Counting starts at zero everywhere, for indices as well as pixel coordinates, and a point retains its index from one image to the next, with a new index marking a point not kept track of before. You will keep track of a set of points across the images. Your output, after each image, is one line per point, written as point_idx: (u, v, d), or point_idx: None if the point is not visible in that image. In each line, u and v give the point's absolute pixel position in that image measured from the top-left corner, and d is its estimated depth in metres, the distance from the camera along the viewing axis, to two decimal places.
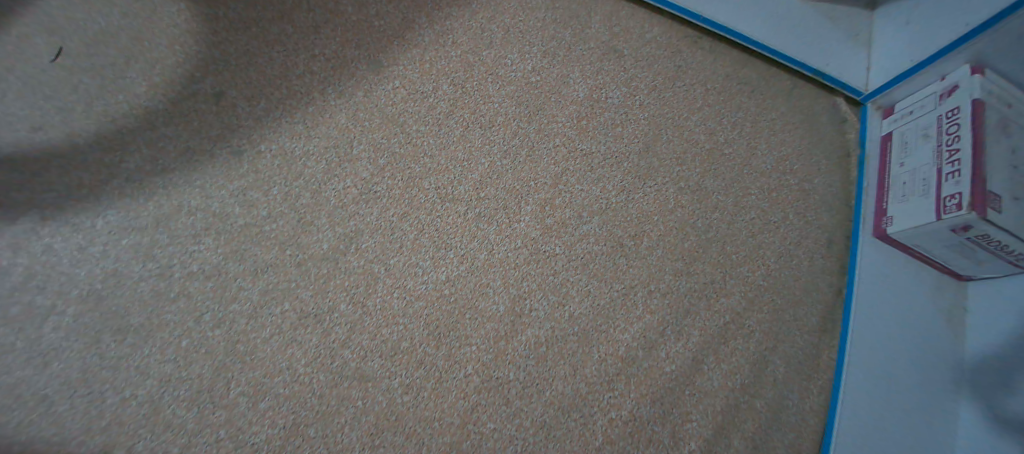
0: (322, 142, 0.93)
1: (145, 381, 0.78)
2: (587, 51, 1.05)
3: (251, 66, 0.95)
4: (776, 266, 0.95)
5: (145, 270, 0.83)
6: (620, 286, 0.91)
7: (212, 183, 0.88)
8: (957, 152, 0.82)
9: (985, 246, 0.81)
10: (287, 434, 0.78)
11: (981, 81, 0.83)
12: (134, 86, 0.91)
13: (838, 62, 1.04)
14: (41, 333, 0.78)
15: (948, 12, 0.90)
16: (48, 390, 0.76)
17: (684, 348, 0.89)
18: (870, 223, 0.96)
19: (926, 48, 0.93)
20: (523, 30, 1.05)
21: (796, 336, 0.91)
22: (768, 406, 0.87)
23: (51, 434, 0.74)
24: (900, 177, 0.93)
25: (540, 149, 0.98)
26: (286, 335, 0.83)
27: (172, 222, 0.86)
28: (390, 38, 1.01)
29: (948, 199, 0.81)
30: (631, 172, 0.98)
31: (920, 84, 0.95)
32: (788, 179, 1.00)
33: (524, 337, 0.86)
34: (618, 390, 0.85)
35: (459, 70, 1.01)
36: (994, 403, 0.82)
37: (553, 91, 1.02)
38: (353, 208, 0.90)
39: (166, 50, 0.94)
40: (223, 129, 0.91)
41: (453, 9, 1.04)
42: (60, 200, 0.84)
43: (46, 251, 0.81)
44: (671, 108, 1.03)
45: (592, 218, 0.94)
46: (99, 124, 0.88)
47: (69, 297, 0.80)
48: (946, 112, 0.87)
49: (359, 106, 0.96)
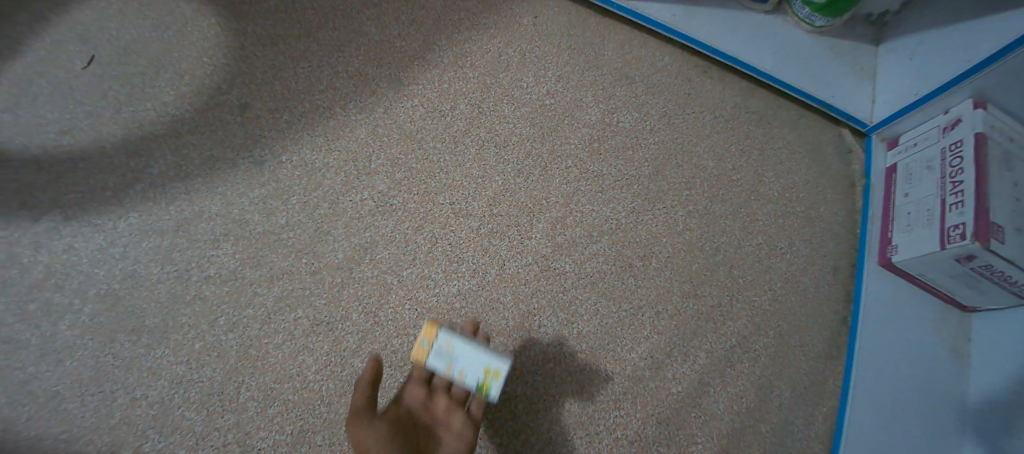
0: (342, 155, 0.95)
1: (157, 382, 0.79)
2: (600, 76, 1.08)
3: (276, 80, 0.98)
4: (782, 291, 0.96)
5: (164, 272, 0.85)
6: (629, 306, 0.92)
7: (233, 190, 0.90)
8: (961, 184, 0.85)
9: (989, 277, 0.82)
10: (295, 440, 0.78)
11: (984, 115, 0.86)
12: (161, 95, 0.94)
13: (846, 94, 1.06)
14: (56, 331, 0.80)
15: (955, 48, 0.93)
16: (59, 387, 0.77)
17: (690, 369, 0.89)
18: (875, 252, 0.97)
19: (931, 82, 0.96)
20: (539, 55, 1.08)
21: (801, 362, 0.92)
22: (772, 431, 0.87)
23: (61, 431, 0.75)
24: (905, 208, 0.94)
25: (553, 169, 1.00)
26: (297, 342, 0.83)
27: (192, 227, 0.88)
28: (411, 58, 1.04)
29: (952, 230, 0.83)
30: (640, 194, 1.00)
31: (924, 118, 0.97)
32: (794, 206, 1.02)
33: (532, 352, 0.87)
34: (624, 409, 0.86)
35: (476, 90, 1.04)
36: (996, 435, 0.82)
37: (566, 114, 1.05)
38: (369, 220, 0.92)
39: (196, 62, 0.97)
40: (246, 140, 0.94)
41: (472, 32, 1.07)
42: (85, 202, 0.86)
43: (66, 251, 0.84)
44: (681, 134, 1.05)
45: (601, 238, 0.96)
46: (127, 129, 0.91)
47: (86, 295, 0.82)
48: (950, 145, 0.89)
49: (379, 122, 0.98)
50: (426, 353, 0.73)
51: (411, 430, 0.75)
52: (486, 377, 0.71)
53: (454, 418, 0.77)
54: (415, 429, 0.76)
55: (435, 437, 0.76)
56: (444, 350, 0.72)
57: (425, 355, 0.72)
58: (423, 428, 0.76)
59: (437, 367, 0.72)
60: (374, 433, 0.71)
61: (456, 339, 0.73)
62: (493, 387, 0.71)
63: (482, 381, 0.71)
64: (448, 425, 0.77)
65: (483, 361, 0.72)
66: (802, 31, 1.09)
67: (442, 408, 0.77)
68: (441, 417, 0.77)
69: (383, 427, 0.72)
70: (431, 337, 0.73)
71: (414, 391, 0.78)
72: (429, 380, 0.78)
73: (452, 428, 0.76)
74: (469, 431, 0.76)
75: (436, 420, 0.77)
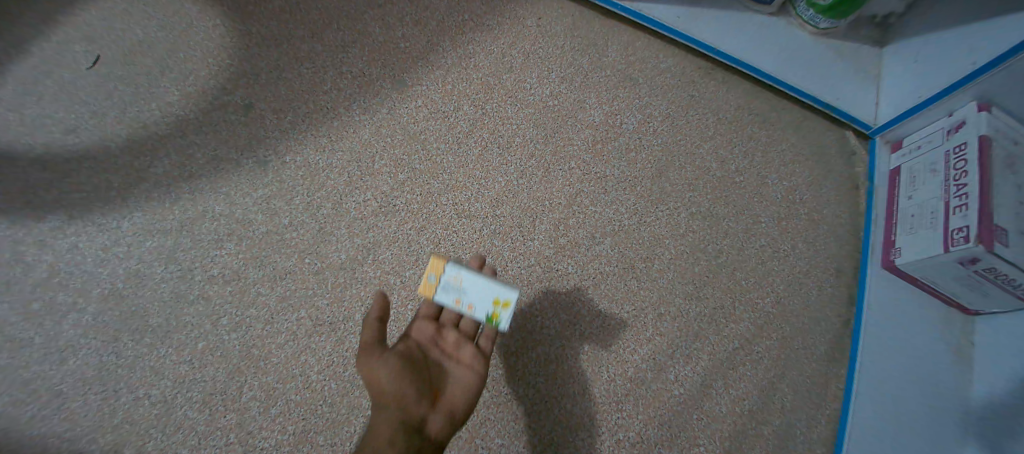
0: (345, 156, 0.95)
1: (160, 381, 0.79)
2: (603, 78, 1.08)
3: (280, 81, 0.98)
4: (785, 293, 0.96)
5: (167, 271, 0.85)
6: (631, 308, 0.92)
7: (236, 190, 0.91)
8: (965, 186, 0.85)
9: (993, 280, 0.82)
10: (297, 440, 0.78)
11: (988, 117, 0.86)
12: (166, 95, 0.94)
13: (850, 96, 1.06)
14: (60, 330, 0.80)
15: (959, 51, 0.93)
16: (63, 386, 0.77)
17: (693, 371, 0.89)
18: (878, 254, 0.97)
19: (935, 85, 0.96)
20: (543, 56, 1.08)
21: (804, 365, 0.92)
22: (775, 433, 0.87)
23: (64, 430, 0.75)
24: (908, 210, 0.94)
25: (556, 170, 1.00)
26: (300, 342, 0.84)
27: (195, 226, 0.88)
28: (415, 59, 1.04)
29: (955, 232, 0.83)
30: (644, 196, 1.00)
31: (928, 120, 0.97)
32: (797, 208, 1.02)
33: (535, 353, 0.87)
34: (626, 411, 0.86)
35: (479, 92, 1.04)
36: (999, 439, 0.82)
37: (569, 115, 1.05)
38: (372, 220, 0.92)
39: (200, 62, 0.97)
40: (250, 140, 0.94)
41: (475, 34, 1.08)
42: (89, 201, 0.86)
43: (70, 250, 0.84)
44: (685, 136, 1.05)
45: (604, 239, 0.96)
46: (131, 129, 0.91)
47: (90, 295, 0.82)
48: (953, 148, 0.89)
49: (383, 123, 0.99)
50: (434, 288, 0.73)
51: (421, 362, 0.75)
52: (496, 308, 0.73)
53: (463, 351, 0.78)
54: (424, 361, 0.75)
55: (445, 370, 0.76)
56: (452, 284, 0.73)
57: (433, 289, 0.73)
58: (433, 361, 0.76)
59: (445, 301, 0.73)
60: (384, 359, 0.71)
61: (464, 272, 0.74)
62: (504, 317, 0.73)
63: (492, 313, 0.73)
64: (458, 358, 0.77)
65: (493, 293, 0.73)
66: (806, 33, 1.08)
67: (452, 343, 0.79)
68: (451, 351, 0.78)
69: (392, 355, 0.72)
70: (438, 272, 0.73)
71: (423, 327, 0.80)
72: (437, 317, 0.81)
73: (463, 361, 0.77)
74: (479, 363, 0.77)
75: (445, 354, 0.77)
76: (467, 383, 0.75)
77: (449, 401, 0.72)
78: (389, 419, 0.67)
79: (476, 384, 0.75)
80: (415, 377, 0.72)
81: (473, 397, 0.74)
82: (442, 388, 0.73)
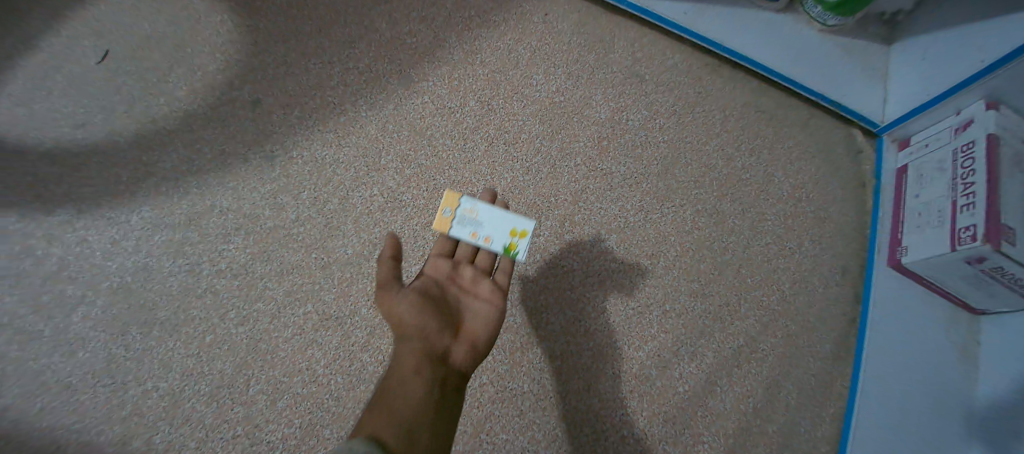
0: (352, 152, 0.96)
1: (168, 374, 0.80)
2: (610, 74, 1.08)
3: (288, 76, 0.99)
4: (791, 292, 0.96)
5: (176, 265, 0.86)
6: (636, 305, 0.92)
7: (244, 185, 0.91)
8: (973, 184, 0.84)
9: (1000, 280, 0.82)
10: (304, 434, 0.79)
11: (997, 116, 0.85)
12: (174, 90, 0.95)
13: (857, 94, 1.05)
14: (69, 323, 0.81)
15: (968, 49, 0.93)
16: (72, 379, 0.78)
17: (697, 368, 0.89)
18: (885, 253, 0.97)
19: (944, 83, 0.96)
20: (549, 53, 1.08)
21: (808, 363, 0.92)
22: (778, 431, 0.88)
23: (73, 422, 0.76)
24: (916, 209, 0.94)
25: (562, 167, 1.00)
26: (307, 336, 0.84)
27: (203, 221, 0.88)
28: (422, 55, 1.04)
29: (962, 231, 0.83)
30: (649, 193, 1.00)
31: (936, 119, 0.97)
32: (803, 206, 1.02)
33: (540, 349, 0.88)
34: (630, 407, 0.86)
35: (485, 88, 1.04)
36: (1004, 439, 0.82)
37: (575, 112, 1.05)
38: (378, 216, 0.92)
39: (208, 57, 0.97)
40: (257, 135, 0.94)
41: (482, 30, 1.07)
42: (98, 195, 0.87)
43: (79, 244, 0.85)
44: (691, 133, 1.05)
45: (610, 236, 0.96)
46: (140, 124, 0.92)
47: (100, 288, 0.83)
48: (962, 146, 0.89)
49: (389, 119, 0.99)
50: (450, 222, 0.77)
51: (440, 297, 0.75)
52: (512, 238, 0.77)
53: (481, 286, 0.78)
54: (443, 297, 0.75)
55: (464, 305, 0.75)
56: (468, 217, 0.77)
57: (449, 223, 0.77)
58: (452, 297, 0.76)
59: (462, 234, 0.77)
60: (403, 295, 0.71)
61: (478, 205, 0.78)
62: (520, 246, 0.77)
63: (509, 243, 0.77)
64: (476, 293, 0.77)
65: (508, 223, 0.77)
66: (813, 30, 1.08)
67: (469, 278, 0.78)
68: (468, 286, 0.77)
69: (411, 292, 0.72)
70: (453, 206, 0.77)
71: (439, 265, 0.79)
72: (452, 255, 0.80)
73: (481, 296, 0.77)
74: (498, 297, 0.77)
75: (463, 290, 0.77)
76: (487, 316, 0.75)
77: (470, 333, 0.72)
78: (412, 347, 0.66)
79: (496, 316, 0.75)
80: (435, 310, 0.72)
81: (494, 329, 0.74)
82: (463, 322, 0.73)
